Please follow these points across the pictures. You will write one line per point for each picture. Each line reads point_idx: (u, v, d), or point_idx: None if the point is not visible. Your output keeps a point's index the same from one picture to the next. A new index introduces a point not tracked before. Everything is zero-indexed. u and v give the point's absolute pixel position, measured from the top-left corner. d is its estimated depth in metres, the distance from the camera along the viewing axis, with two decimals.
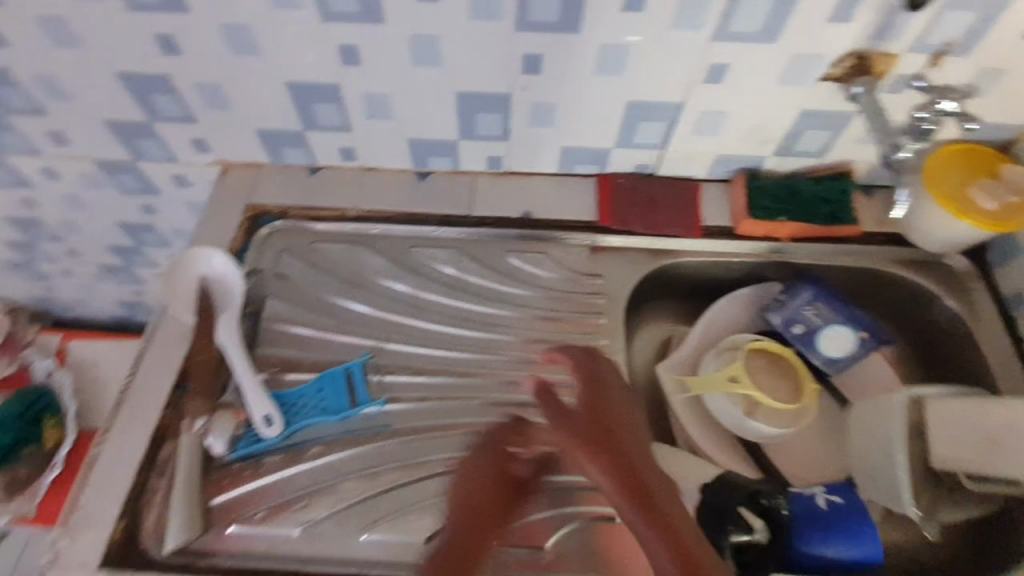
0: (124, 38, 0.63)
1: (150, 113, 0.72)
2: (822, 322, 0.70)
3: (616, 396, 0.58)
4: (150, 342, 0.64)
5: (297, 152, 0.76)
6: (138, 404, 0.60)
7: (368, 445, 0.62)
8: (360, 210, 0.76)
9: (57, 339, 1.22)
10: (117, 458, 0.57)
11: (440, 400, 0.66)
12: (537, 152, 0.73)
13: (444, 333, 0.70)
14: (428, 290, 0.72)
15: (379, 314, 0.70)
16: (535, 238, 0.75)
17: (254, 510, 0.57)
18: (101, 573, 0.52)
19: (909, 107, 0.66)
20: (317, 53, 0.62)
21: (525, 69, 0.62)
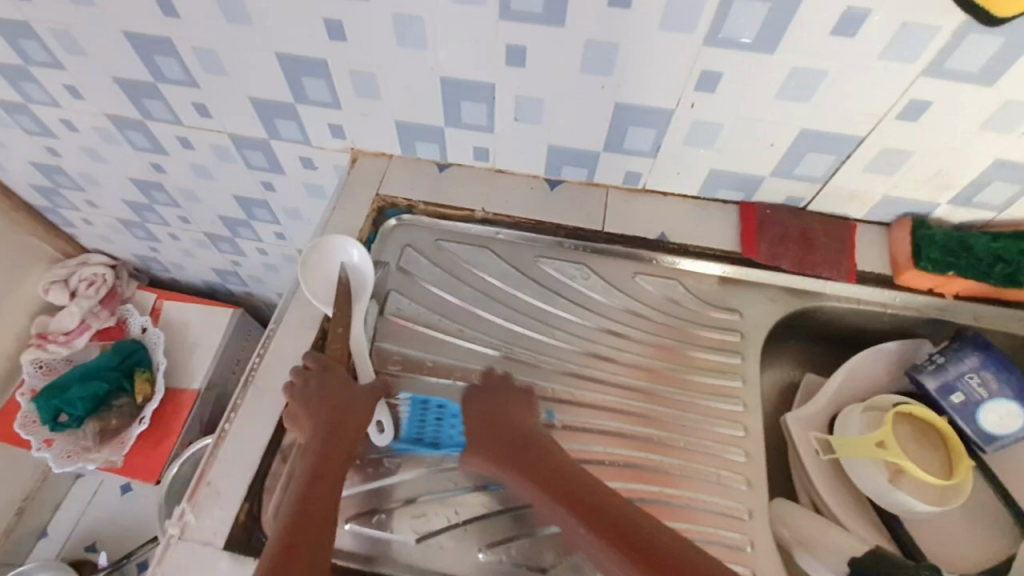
0: (293, 21, 0.62)
1: (297, 95, 0.72)
2: (986, 395, 0.62)
3: (498, 404, 0.60)
4: (283, 325, 0.65)
5: (432, 147, 0.75)
6: (266, 386, 0.61)
7: None
8: (487, 212, 0.74)
9: (153, 298, 1.26)
10: (243, 437, 0.58)
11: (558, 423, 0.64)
12: (683, 173, 0.70)
13: (531, 340, 0.69)
14: (537, 302, 0.71)
15: (473, 312, 0.70)
16: (666, 263, 0.72)
17: (373, 510, 0.58)
18: (224, 554, 0.53)
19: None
20: (482, 52, 0.60)
21: (698, 85, 0.58)
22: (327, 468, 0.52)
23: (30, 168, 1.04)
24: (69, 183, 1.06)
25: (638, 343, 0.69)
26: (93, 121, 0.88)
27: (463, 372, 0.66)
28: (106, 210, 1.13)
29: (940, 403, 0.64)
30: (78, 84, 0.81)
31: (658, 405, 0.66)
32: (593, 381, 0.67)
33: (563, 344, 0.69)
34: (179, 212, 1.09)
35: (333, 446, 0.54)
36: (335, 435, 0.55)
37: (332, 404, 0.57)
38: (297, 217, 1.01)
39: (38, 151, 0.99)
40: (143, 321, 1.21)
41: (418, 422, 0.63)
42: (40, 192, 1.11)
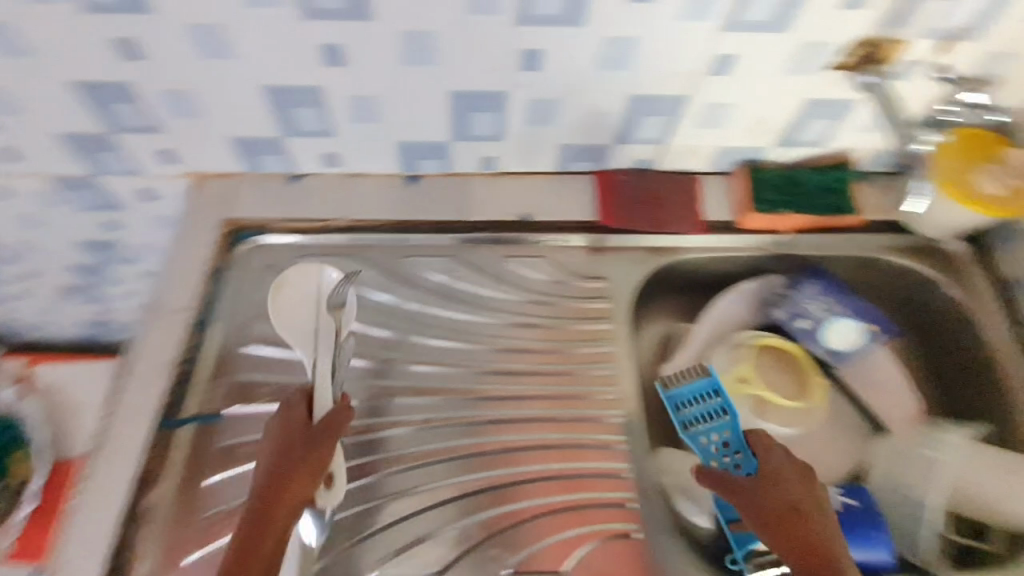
0: (81, 44, 0.56)
1: (111, 124, 0.66)
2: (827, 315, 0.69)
3: (808, 494, 0.54)
4: (126, 382, 0.62)
5: (277, 160, 0.71)
6: (119, 448, 0.59)
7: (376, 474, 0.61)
8: (347, 220, 0.72)
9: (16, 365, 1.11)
10: (105, 501, 0.57)
11: (445, 421, 0.64)
12: (533, 151, 0.70)
13: (416, 343, 0.68)
14: (413, 305, 0.69)
15: (360, 329, 0.68)
16: (531, 242, 0.73)
17: None
18: None
19: (930, 96, 0.65)
20: (298, 55, 0.57)
21: (524, 65, 0.58)
22: (263, 521, 0.51)
23: None
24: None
25: (516, 326, 0.70)
26: None
27: (342, 390, 0.64)
28: None
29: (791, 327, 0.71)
30: None
31: (545, 384, 0.67)
32: (479, 374, 0.67)
33: (447, 341, 0.68)
34: (22, 268, 0.98)
35: (271, 498, 0.52)
36: (275, 483, 0.52)
37: (282, 450, 0.54)
38: (156, 253, 0.93)
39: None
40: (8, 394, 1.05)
41: (694, 396, 0.65)
42: None
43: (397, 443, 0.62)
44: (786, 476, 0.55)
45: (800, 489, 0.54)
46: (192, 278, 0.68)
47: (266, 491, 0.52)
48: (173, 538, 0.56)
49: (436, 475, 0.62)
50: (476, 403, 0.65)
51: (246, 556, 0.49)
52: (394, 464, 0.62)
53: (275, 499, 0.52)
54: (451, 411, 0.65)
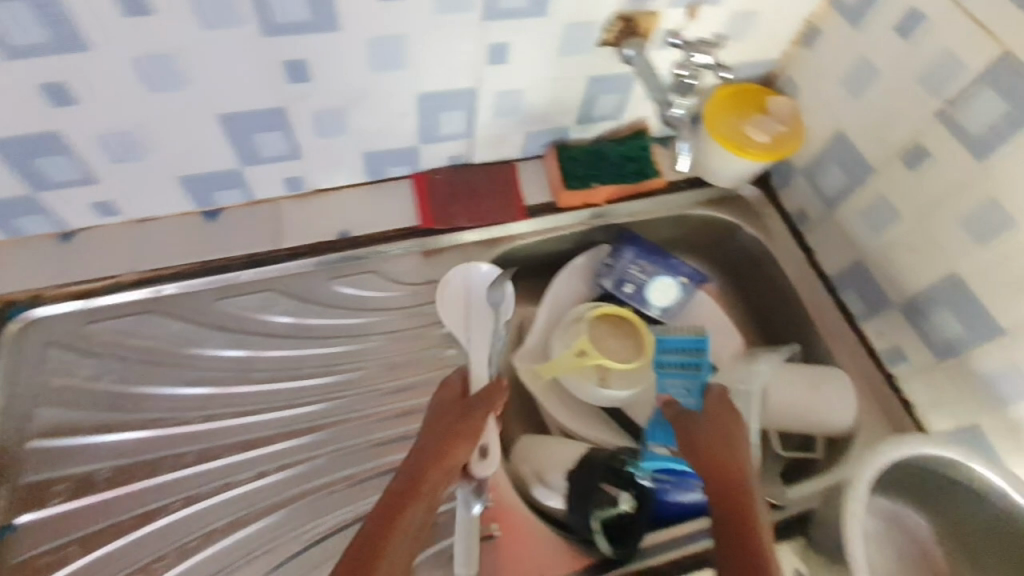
0: None
1: None
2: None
3: (736, 430, 0.66)
4: None
5: (41, 220, 0.72)
6: None
7: (267, 481, 0.73)
8: (140, 274, 0.76)
9: None
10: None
11: (279, 442, 0.75)
12: (335, 163, 0.78)
13: (284, 391, 0.77)
14: (232, 361, 0.77)
15: (217, 391, 0.76)
16: (354, 259, 0.81)
17: None
18: None
19: (671, 62, 0.80)
20: (14, 105, 0.59)
21: (291, 76, 0.65)
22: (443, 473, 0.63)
23: None
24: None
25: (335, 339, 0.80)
26: None
27: (182, 435, 0.73)
28: None
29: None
30: None
31: (343, 391, 0.78)
32: (317, 397, 0.78)
33: (271, 389, 0.77)
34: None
35: (430, 453, 0.64)
36: (451, 443, 0.65)
37: (465, 414, 0.68)
38: None
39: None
40: None
41: (677, 353, 0.83)
42: None
43: (273, 460, 0.74)
44: (704, 425, 0.67)
45: (715, 426, 0.67)
46: (22, 354, 0.72)
47: (433, 452, 0.64)
48: None
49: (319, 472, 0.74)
50: (311, 415, 0.77)
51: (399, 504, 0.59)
52: (268, 478, 0.73)
53: (439, 456, 0.63)
54: (303, 432, 0.76)
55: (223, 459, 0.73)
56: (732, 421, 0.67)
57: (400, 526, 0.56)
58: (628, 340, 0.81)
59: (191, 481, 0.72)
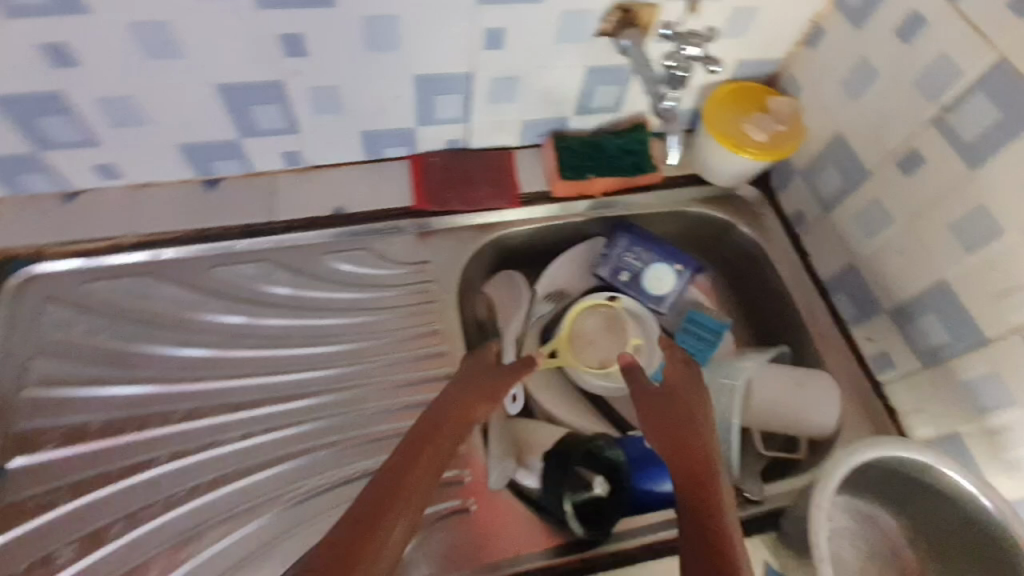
0: (99, 53, 0.53)
1: (39, 142, 0.59)
2: (644, 265, 0.74)
3: (861, 377, 0.67)
4: None
5: (231, 163, 0.67)
6: None
7: (298, 463, 0.60)
8: (264, 223, 0.68)
9: None
10: (12, 550, 0.53)
11: (370, 406, 0.64)
12: (498, 133, 0.72)
13: (370, 352, 0.67)
14: (352, 294, 0.69)
15: (304, 347, 0.66)
16: (485, 225, 0.73)
17: None
18: None
19: None
20: (230, 51, 0.55)
21: (486, 44, 0.60)
22: (675, 444, 0.49)
23: None
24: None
25: (452, 306, 0.69)
26: None
27: (266, 395, 0.63)
28: None
29: (615, 286, 0.74)
30: None
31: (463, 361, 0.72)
32: (423, 359, 0.67)
33: (384, 318, 0.69)
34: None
35: (656, 432, 0.51)
36: (685, 410, 0.52)
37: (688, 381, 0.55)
38: None
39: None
40: None
41: None
42: None
43: (368, 434, 0.63)
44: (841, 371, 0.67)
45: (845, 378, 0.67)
46: (149, 292, 0.65)
47: (673, 421, 0.50)
48: None
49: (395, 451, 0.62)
50: (418, 374, 0.66)
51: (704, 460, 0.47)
52: (329, 451, 0.61)
53: (685, 426, 0.50)
54: (417, 388, 0.65)
55: (338, 393, 0.64)
56: (856, 381, 0.66)
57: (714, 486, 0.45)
58: (764, 313, 0.76)
59: (308, 414, 0.63)
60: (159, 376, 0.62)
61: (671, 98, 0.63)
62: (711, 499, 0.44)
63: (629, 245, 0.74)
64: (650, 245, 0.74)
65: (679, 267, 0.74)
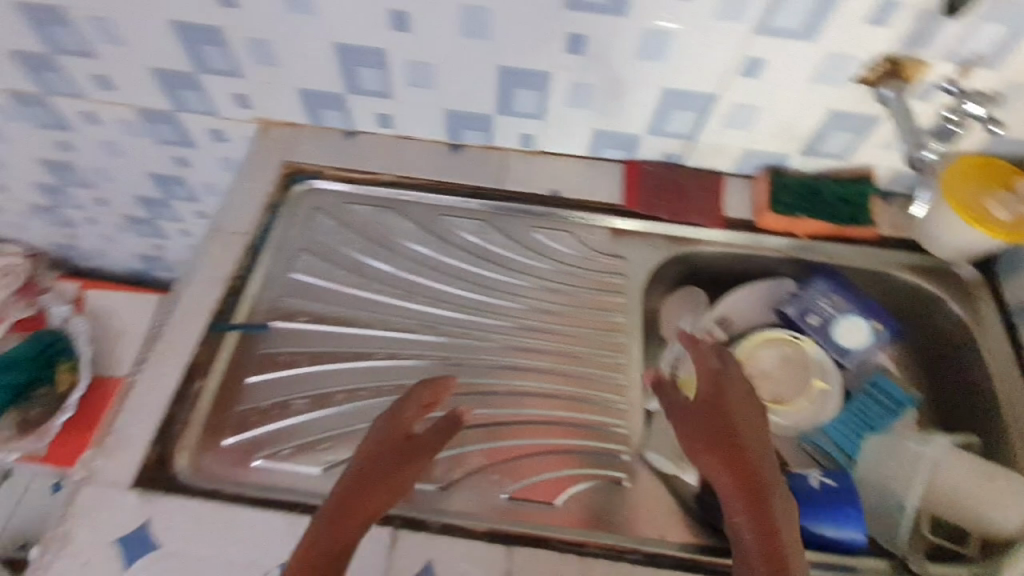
0: (427, 23, 0.64)
1: (350, 86, 0.74)
2: (838, 312, 0.73)
3: None
4: (181, 302, 0.68)
5: (477, 134, 0.78)
6: (169, 354, 0.64)
7: (478, 395, 0.69)
8: (492, 189, 0.78)
9: (74, 287, 1.20)
10: (259, 388, 0.65)
11: (546, 366, 0.71)
12: (716, 158, 0.76)
13: (554, 321, 0.74)
14: (550, 266, 0.77)
15: (500, 301, 0.75)
16: (682, 238, 0.77)
17: (280, 447, 0.61)
18: (134, 491, 0.56)
19: None
20: (524, 38, 0.64)
21: (745, 70, 0.65)
22: (718, 462, 0.53)
23: (37, 165, 1.04)
24: (15, 145, 1.00)
25: (636, 304, 0.75)
26: (119, 112, 0.88)
27: (461, 331, 0.73)
28: (116, 208, 1.15)
29: (800, 326, 0.75)
30: (113, 73, 0.81)
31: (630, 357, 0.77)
32: (600, 340, 0.73)
33: (574, 295, 0.76)
34: (151, 183, 1.05)
35: (698, 450, 0.54)
36: (718, 418, 0.55)
37: (712, 388, 0.57)
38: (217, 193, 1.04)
39: (45, 145, 0.99)
40: (60, 316, 1.17)
41: None
42: (46, 192, 1.12)
43: (540, 391, 0.70)
44: None
45: None
46: (391, 223, 0.78)
47: (706, 436, 0.54)
48: (210, 429, 0.61)
49: (560, 410, 0.69)
50: (594, 352, 0.72)
51: (747, 469, 0.52)
52: (504, 392, 0.69)
53: (724, 438, 0.53)
54: (592, 365, 0.72)
55: (524, 348, 0.72)
56: None
57: (763, 490, 0.51)
58: (957, 400, 0.72)
59: (496, 356, 0.71)
60: (386, 289, 0.74)
61: (931, 150, 0.64)
62: (766, 506, 0.50)
63: (827, 290, 0.74)
64: (848, 294, 0.74)
65: (878, 325, 0.73)
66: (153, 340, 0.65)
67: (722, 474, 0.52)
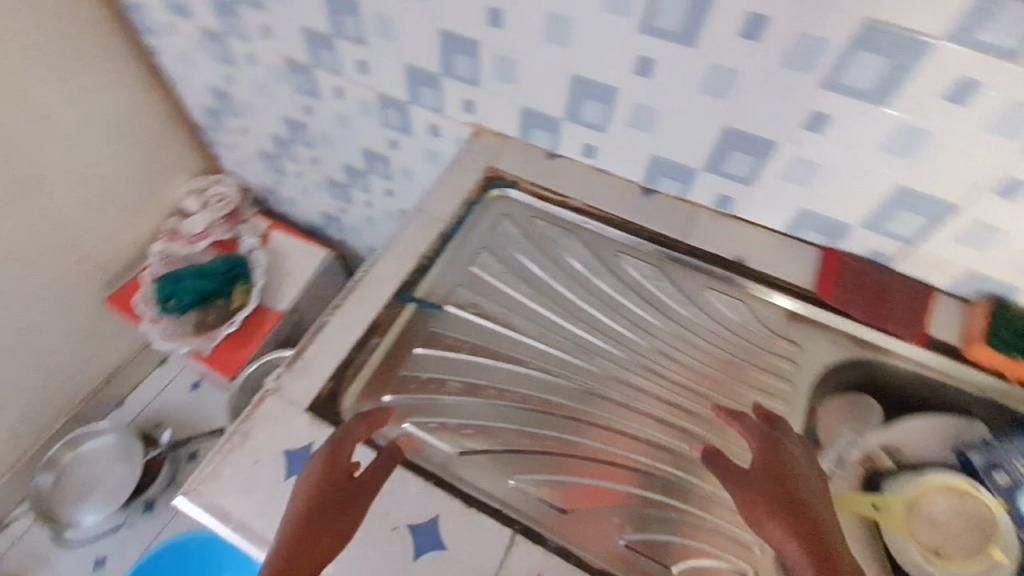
0: (668, 74, 0.66)
1: (570, 114, 0.78)
2: None
3: None
4: (377, 265, 0.76)
5: (674, 184, 0.78)
6: (359, 307, 0.73)
7: (615, 432, 0.68)
8: (675, 240, 0.78)
9: (265, 225, 1.54)
10: (422, 360, 0.71)
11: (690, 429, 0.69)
12: (931, 270, 0.70)
13: (707, 384, 0.72)
14: (715, 330, 0.75)
15: (656, 349, 0.74)
16: (868, 344, 0.72)
17: (427, 419, 0.67)
18: (307, 415, 0.65)
19: None
20: (762, 108, 0.64)
21: (1001, 189, 0.59)
22: (789, 529, 0.50)
23: (280, 121, 1.24)
24: (272, 101, 1.19)
25: (796, 397, 0.71)
26: (362, 93, 1.02)
27: (612, 366, 0.73)
28: (322, 169, 1.32)
29: (985, 480, 0.67)
30: (370, 61, 0.93)
31: None
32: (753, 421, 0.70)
33: (732, 364, 0.73)
34: (360, 155, 1.19)
35: (764, 515, 0.52)
36: (780, 482, 0.54)
37: (770, 452, 0.57)
38: (409, 178, 1.16)
39: (294, 106, 1.17)
40: (251, 244, 1.51)
41: None
42: (277, 143, 1.32)
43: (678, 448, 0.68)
44: None
45: None
46: (568, 245, 0.81)
47: (772, 498, 0.52)
48: (375, 382, 0.68)
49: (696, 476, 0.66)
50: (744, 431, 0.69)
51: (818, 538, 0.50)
52: (642, 444, 0.68)
53: (781, 493, 0.52)
54: (734, 442, 0.69)
55: (668, 402, 0.71)
56: None
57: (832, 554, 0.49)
58: None
59: (639, 402, 0.71)
60: (551, 306, 0.77)
61: None
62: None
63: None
64: None
65: None
66: (346, 293, 0.74)
67: (792, 543, 0.50)
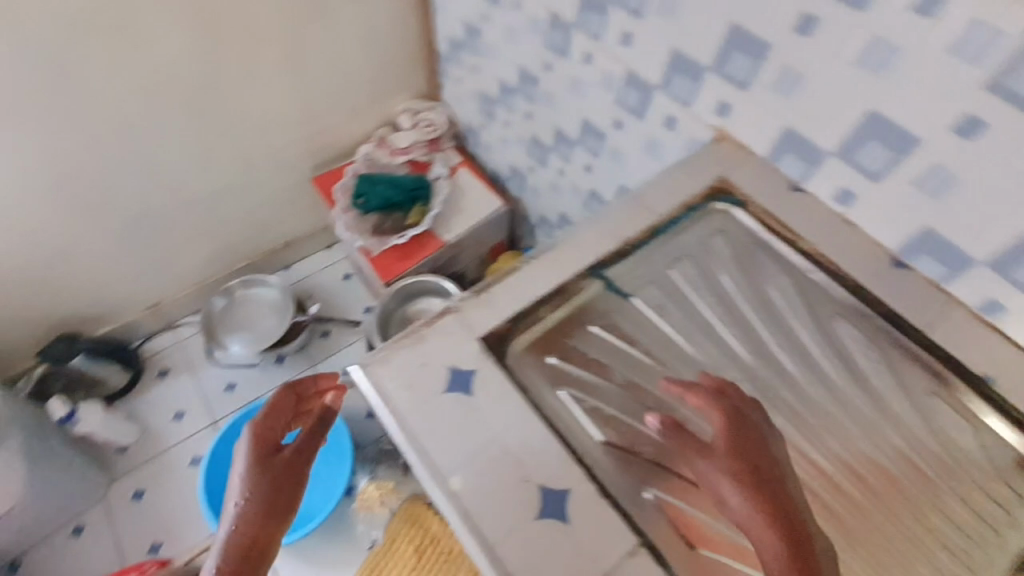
0: (998, 147, 0.58)
1: (844, 150, 0.71)
2: None
3: None
4: (578, 233, 0.76)
5: (937, 268, 0.69)
6: (552, 265, 0.73)
7: None
8: (910, 325, 0.69)
9: (456, 159, 1.65)
10: (594, 339, 0.70)
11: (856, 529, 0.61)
12: None
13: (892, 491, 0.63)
14: (923, 440, 0.65)
15: (845, 430, 0.66)
16: None
17: (583, 395, 0.67)
18: (477, 343, 0.67)
19: None
20: None
21: None
22: (751, 502, 0.51)
23: (516, 68, 1.27)
24: (517, 48, 1.23)
25: (1001, 555, 0.59)
26: (610, 64, 1.00)
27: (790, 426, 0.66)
28: (533, 125, 1.35)
29: None
30: (636, 32, 0.91)
31: None
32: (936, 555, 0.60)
33: (931, 484, 0.63)
34: (577, 124, 1.20)
35: (725, 489, 0.52)
36: (745, 459, 0.53)
37: (734, 426, 0.54)
38: (616, 162, 1.15)
39: (536, 58, 1.19)
40: (439, 172, 1.61)
41: None
42: (503, 89, 1.37)
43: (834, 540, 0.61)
44: None
45: None
46: (780, 284, 0.74)
47: (738, 474, 0.52)
48: (545, 341, 0.70)
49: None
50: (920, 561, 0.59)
51: (785, 519, 0.50)
52: None
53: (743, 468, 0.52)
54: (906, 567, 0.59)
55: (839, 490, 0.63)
56: None
57: (796, 525, 0.51)
58: None
59: (806, 474, 0.64)
60: (739, 338, 0.72)
61: None
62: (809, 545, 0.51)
63: None
64: None
65: None
66: (545, 248, 0.75)
67: (751, 514, 0.51)
